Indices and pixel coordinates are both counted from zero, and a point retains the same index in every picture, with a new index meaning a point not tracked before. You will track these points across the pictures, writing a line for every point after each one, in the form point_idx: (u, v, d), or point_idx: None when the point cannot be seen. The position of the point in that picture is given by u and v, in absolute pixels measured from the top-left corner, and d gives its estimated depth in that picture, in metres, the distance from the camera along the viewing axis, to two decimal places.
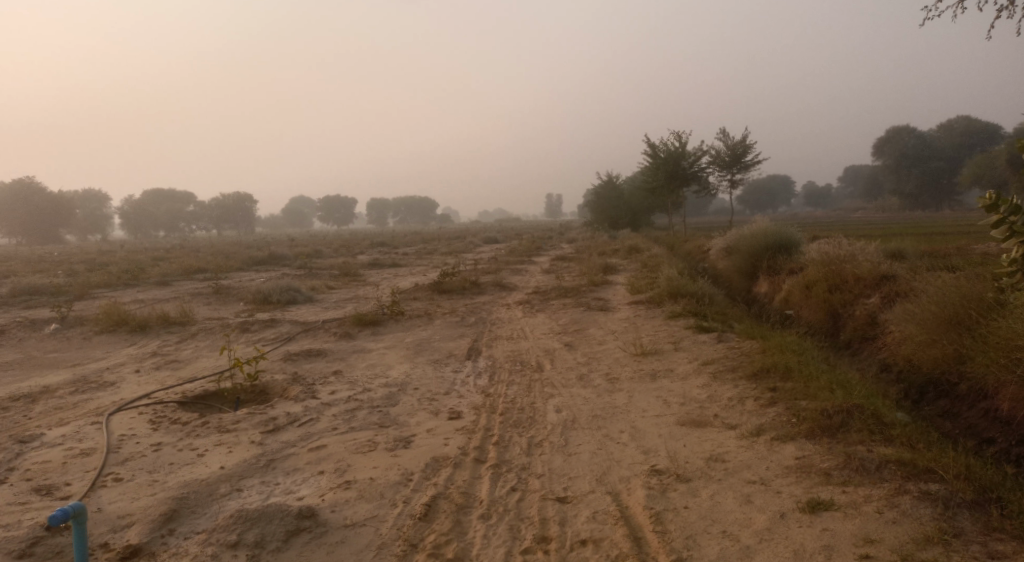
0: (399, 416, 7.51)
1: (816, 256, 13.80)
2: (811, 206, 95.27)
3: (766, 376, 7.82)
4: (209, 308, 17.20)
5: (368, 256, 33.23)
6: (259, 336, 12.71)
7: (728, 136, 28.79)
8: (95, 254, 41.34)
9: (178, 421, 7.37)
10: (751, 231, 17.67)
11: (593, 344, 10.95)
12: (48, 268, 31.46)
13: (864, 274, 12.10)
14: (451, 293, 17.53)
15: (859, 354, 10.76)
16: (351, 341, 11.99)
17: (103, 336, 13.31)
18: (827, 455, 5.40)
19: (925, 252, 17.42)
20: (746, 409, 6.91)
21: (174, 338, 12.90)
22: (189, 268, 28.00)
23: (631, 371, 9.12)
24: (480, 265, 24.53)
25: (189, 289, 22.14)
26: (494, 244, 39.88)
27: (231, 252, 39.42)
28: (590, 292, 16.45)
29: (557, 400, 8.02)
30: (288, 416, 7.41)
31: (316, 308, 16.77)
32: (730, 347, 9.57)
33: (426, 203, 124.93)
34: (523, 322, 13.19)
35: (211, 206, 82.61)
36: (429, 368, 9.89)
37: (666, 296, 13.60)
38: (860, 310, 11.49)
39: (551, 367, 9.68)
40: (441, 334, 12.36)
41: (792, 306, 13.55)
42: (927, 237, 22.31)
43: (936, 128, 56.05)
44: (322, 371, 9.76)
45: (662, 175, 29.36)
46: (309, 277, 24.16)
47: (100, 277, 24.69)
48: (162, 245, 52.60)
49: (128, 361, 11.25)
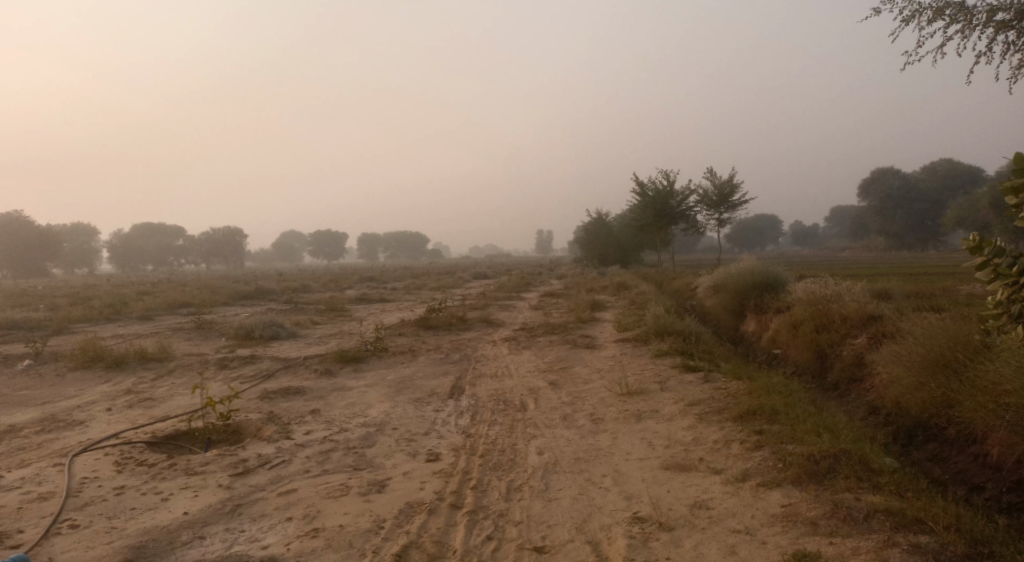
0: (375, 458, 7.26)
1: (803, 295, 13.73)
2: (798, 245, 96.02)
3: (753, 418, 7.64)
4: (190, 344, 16.91)
5: (356, 291, 33.06)
6: (238, 373, 12.44)
7: (715, 175, 29.00)
8: (79, 288, 40.93)
9: (144, 462, 7.11)
10: (739, 269, 17.64)
11: (578, 382, 10.76)
12: (29, 302, 31.07)
13: (851, 314, 12.02)
14: (436, 329, 17.33)
15: (847, 396, 10.61)
16: (332, 378, 11.74)
17: (78, 373, 12.99)
18: (814, 503, 5.20)
19: (912, 292, 17.41)
20: (732, 452, 6.72)
21: (150, 375, 12.61)
22: (173, 303, 27.69)
23: (615, 411, 8.92)
24: (467, 301, 24.38)
25: (171, 324, 21.83)
26: (483, 281, 39.74)
27: (218, 286, 39.14)
28: (577, 329, 16.29)
29: (538, 442, 7.80)
30: (260, 458, 7.17)
31: (299, 343, 16.50)
32: (716, 387, 9.40)
33: (417, 238, 125.14)
34: (508, 360, 12.98)
35: (201, 241, 82.32)
36: (410, 407, 9.66)
37: (653, 334, 13.46)
38: (847, 350, 11.38)
39: (534, 407, 9.48)
40: (424, 372, 12.14)
41: (779, 346, 13.43)
42: (913, 277, 22.36)
43: (920, 170, 56.83)
44: (300, 409, 9.51)
45: (650, 214, 29.46)
46: (294, 312, 23.91)
47: (81, 312, 24.36)
48: (150, 279, 52.27)
49: (101, 398, 10.95)
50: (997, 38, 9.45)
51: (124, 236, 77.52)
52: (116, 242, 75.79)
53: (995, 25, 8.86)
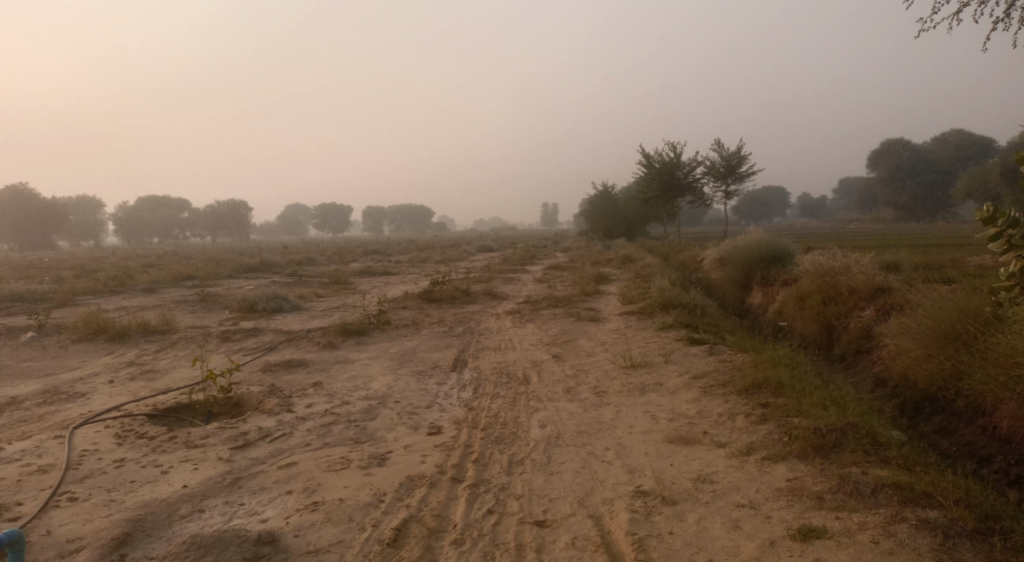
0: (376, 431, 7.21)
1: (810, 267, 13.57)
2: (805, 217, 95.42)
3: (758, 391, 7.55)
4: (193, 316, 16.89)
5: (361, 264, 32.99)
6: (240, 345, 12.40)
7: (722, 146, 28.65)
8: (84, 261, 40.99)
9: (145, 435, 7.08)
10: (745, 241, 17.46)
11: (582, 355, 10.67)
12: (34, 274, 31.10)
13: (858, 286, 11.86)
14: (440, 302, 17.24)
15: (854, 368, 10.51)
16: (334, 351, 11.69)
17: (81, 345, 12.98)
18: (820, 477, 5.10)
19: (920, 264, 17.22)
20: (736, 426, 6.63)
21: (153, 347, 12.59)
22: (178, 276, 27.67)
23: (619, 384, 8.83)
24: (472, 274, 24.29)
25: (175, 297, 21.81)
26: (488, 253, 39.61)
27: (223, 259, 39.13)
28: (581, 301, 16.19)
29: (541, 415, 7.73)
30: (260, 431, 7.12)
31: (303, 316, 16.46)
32: (721, 360, 9.30)
33: (422, 211, 124.75)
34: (512, 333, 12.90)
35: (206, 214, 82.24)
36: (412, 380, 9.60)
37: (658, 307, 13.35)
38: (854, 323, 11.25)
39: (538, 380, 9.40)
40: (427, 344, 12.08)
41: (785, 318, 13.30)
42: (921, 249, 22.14)
43: (930, 141, 56.14)
44: (302, 382, 9.45)
45: (656, 185, 29.18)
46: (298, 285, 23.87)
47: (86, 284, 24.36)
48: (156, 252, 52.29)
49: (104, 371, 10.94)
50: (1013, 3, 9.16)
51: (129, 209, 77.46)
52: (121, 214, 75.74)
53: None
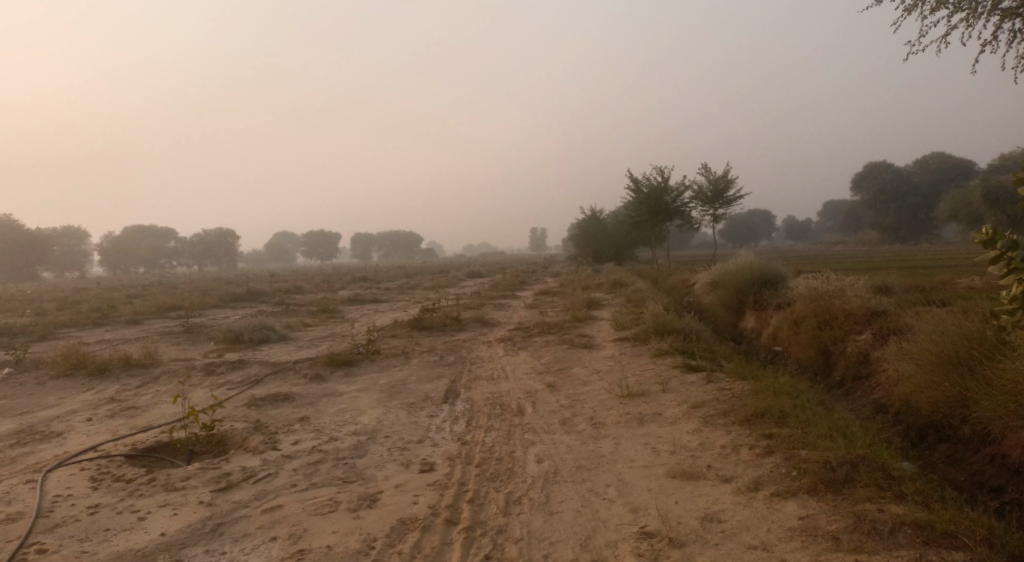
0: (366, 469, 6.90)
1: (804, 291, 13.41)
2: (792, 240, 95.96)
3: (761, 421, 7.33)
4: (177, 349, 16.48)
5: (349, 292, 32.63)
6: (225, 379, 12.03)
7: (710, 170, 28.69)
8: (68, 292, 40.34)
9: (122, 478, 6.74)
10: (737, 265, 17.31)
11: (577, 384, 10.41)
12: (15, 307, 30.49)
13: (854, 309, 11.70)
14: (430, 330, 16.92)
15: (853, 394, 10.31)
16: (321, 383, 11.35)
17: (59, 381, 12.55)
18: (834, 515, 4.94)
19: (912, 286, 17.12)
20: (740, 459, 6.40)
21: (134, 382, 12.19)
22: (162, 307, 27.16)
23: (616, 414, 8.57)
24: (462, 301, 24.01)
25: (158, 328, 21.34)
26: (477, 280, 39.31)
27: (209, 288, 38.57)
28: (573, 328, 15.94)
29: (537, 449, 7.45)
30: (244, 471, 6.79)
31: (289, 347, 16.09)
32: (720, 388, 9.07)
33: (410, 237, 124.55)
34: (504, 361, 12.62)
35: (192, 243, 81.57)
36: (403, 413, 9.30)
37: (652, 332, 13.12)
38: (851, 347, 11.07)
39: (532, 411, 9.12)
40: (417, 375, 11.77)
41: (780, 343, 13.11)
42: (910, 271, 22.11)
43: (913, 163, 56.71)
44: (288, 417, 9.12)
45: (645, 210, 29.11)
46: (285, 314, 23.47)
47: (68, 317, 23.84)
48: (140, 282, 51.58)
49: (82, 408, 10.54)
50: (1003, 25, 9.12)
51: (114, 239, 76.69)
52: (105, 244, 74.90)
53: (1001, 12, 8.55)
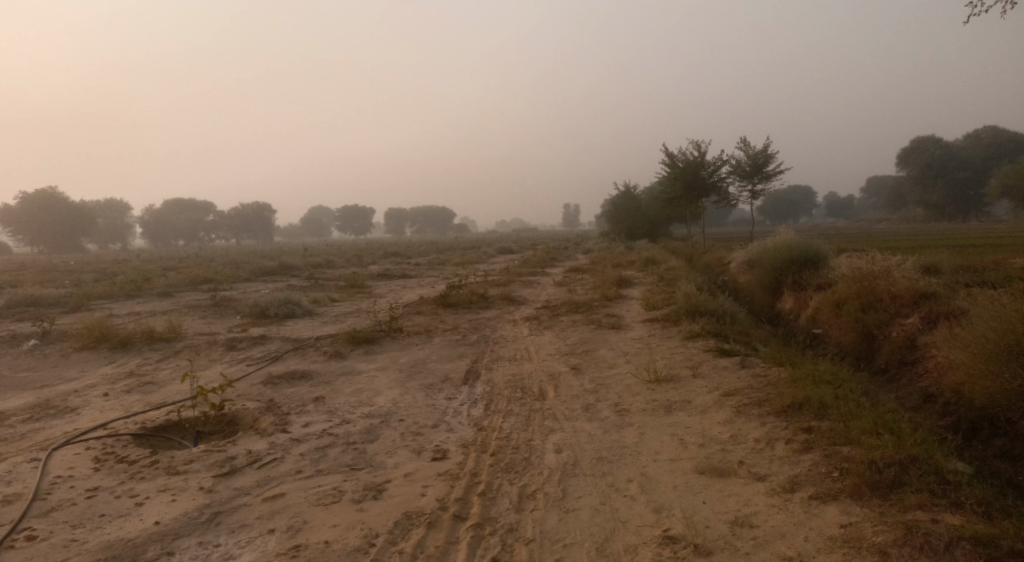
0: (375, 456, 6.56)
1: (847, 270, 12.70)
2: (832, 217, 93.54)
3: (798, 413, 6.85)
4: (203, 323, 16.39)
5: (380, 267, 32.45)
6: (245, 355, 11.83)
7: (749, 145, 27.72)
8: (108, 264, 40.91)
9: (126, 459, 6.50)
10: (775, 243, 16.58)
11: (603, 367, 9.97)
12: (57, 278, 31.01)
13: (900, 291, 11.01)
14: (456, 308, 16.59)
15: (898, 382, 9.69)
16: (341, 362, 11.08)
17: (83, 354, 12.50)
18: (881, 526, 4.53)
19: (961, 266, 16.25)
20: (775, 455, 5.94)
21: (156, 356, 12.07)
22: (195, 280, 27.29)
23: (643, 401, 8.12)
24: (491, 277, 23.62)
25: (189, 301, 21.39)
26: (508, 255, 38.93)
27: (243, 262, 38.83)
28: (602, 307, 15.45)
29: (556, 437, 7.06)
30: (249, 455, 6.50)
31: (314, 323, 15.91)
32: (755, 375, 8.55)
33: (444, 211, 124.45)
34: (528, 341, 12.22)
35: (229, 216, 82.48)
36: (420, 394, 8.97)
37: (684, 313, 12.59)
38: (897, 332, 10.44)
39: (555, 395, 8.72)
40: (439, 354, 11.43)
41: (820, 325, 12.47)
42: (959, 250, 21.11)
43: (963, 139, 54.50)
44: (302, 397, 8.85)
45: (679, 186, 28.32)
46: (314, 289, 23.36)
47: (103, 289, 24.04)
48: (181, 255, 52.38)
49: (101, 382, 10.43)
50: None
51: (155, 212, 77.94)
52: (145, 217, 76.11)
53: None
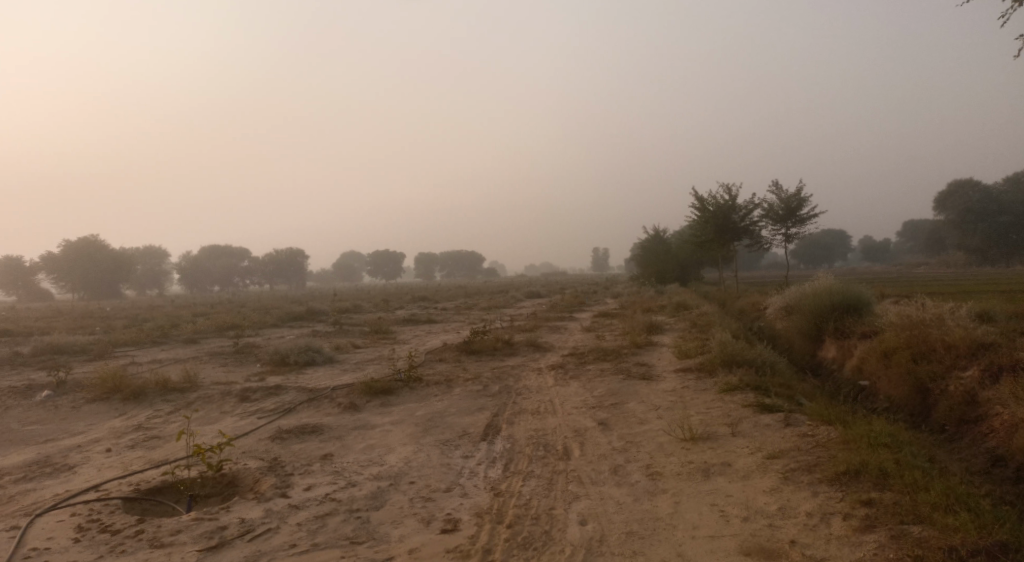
0: (380, 527, 5.95)
1: (894, 317, 11.85)
2: (868, 261, 91.43)
3: (853, 480, 6.11)
4: (221, 371, 15.97)
5: (408, 312, 32.10)
6: (256, 407, 11.30)
7: (781, 187, 26.99)
8: (139, 309, 41.12)
9: (108, 528, 5.95)
10: (814, 288, 15.75)
11: (633, 423, 9.24)
12: (89, 324, 31.19)
13: (955, 340, 10.17)
14: (480, 355, 16.00)
15: (959, 442, 8.83)
16: (354, 415, 10.47)
17: (94, 405, 12.08)
18: None
19: (1014, 313, 15.27)
20: (831, 534, 5.26)
21: (167, 408, 11.61)
22: (222, 326, 27.07)
23: (678, 462, 7.40)
24: (518, 322, 23.04)
25: (212, 348, 21.10)
26: (537, 300, 38.38)
27: (271, 307, 38.78)
28: (632, 355, 14.73)
29: (582, 505, 6.39)
30: (241, 524, 5.92)
31: (333, 371, 15.39)
32: (801, 434, 7.77)
33: (474, 256, 124.60)
34: (553, 392, 11.52)
35: (263, 262, 83.44)
36: (435, 452, 8.32)
37: (720, 364, 11.80)
38: (953, 385, 9.59)
39: (581, 454, 8.02)
40: (458, 407, 10.78)
41: (867, 376, 11.58)
42: (1007, 295, 19.99)
43: (1003, 182, 53.10)
44: (310, 454, 8.27)
45: (710, 229, 27.62)
46: (338, 335, 22.95)
47: (129, 335, 23.89)
48: (213, 301, 52.67)
49: (106, 436, 9.95)
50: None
51: (190, 257, 79.12)
52: (182, 262, 77.32)
53: None
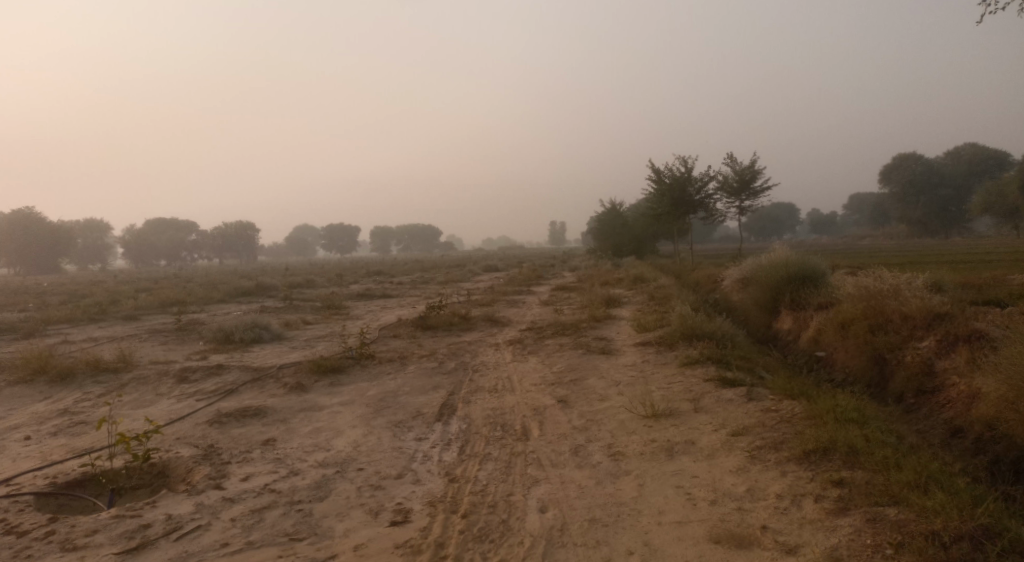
0: (323, 520, 5.50)
1: (851, 287, 11.71)
2: (815, 233, 93.57)
3: (823, 458, 5.86)
4: (161, 350, 15.12)
5: (362, 286, 31.35)
6: (196, 389, 10.62)
7: (735, 160, 26.95)
8: (79, 285, 39.27)
9: (16, 529, 5.36)
10: (770, 260, 15.64)
11: (593, 399, 8.90)
12: (21, 301, 29.56)
13: (912, 311, 10.05)
14: (435, 330, 15.52)
15: (917, 414, 8.73)
16: (301, 396, 9.90)
17: (17, 389, 11.23)
18: None
19: (962, 282, 15.43)
20: (804, 520, 5.02)
21: (98, 391, 10.84)
22: (165, 302, 25.89)
23: (641, 441, 7.08)
24: (475, 296, 22.63)
25: (153, 326, 20.09)
26: (494, 273, 37.92)
27: (219, 282, 37.42)
28: (591, 329, 14.42)
29: (541, 491, 6.01)
30: (167, 521, 5.39)
31: (281, 349, 14.72)
32: (765, 410, 7.51)
33: (430, 228, 123.21)
34: (510, 369, 11.12)
35: (211, 236, 80.98)
36: (386, 435, 7.85)
37: (680, 338, 11.55)
38: (911, 356, 9.48)
39: (540, 434, 7.65)
40: (411, 385, 10.31)
41: (823, 347, 11.46)
42: (953, 266, 20.29)
43: (944, 156, 54.55)
44: (250, 440, 7.70)
45: (666, 202, 27.47)
46: (289, 311, 22.18)
47: (65, 312, 22.66)
48: (157, 275, 50.78)
49: (28, 422, 9.19)
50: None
51: (135, 230, 76.32)
52: (126, 236, 74.53)
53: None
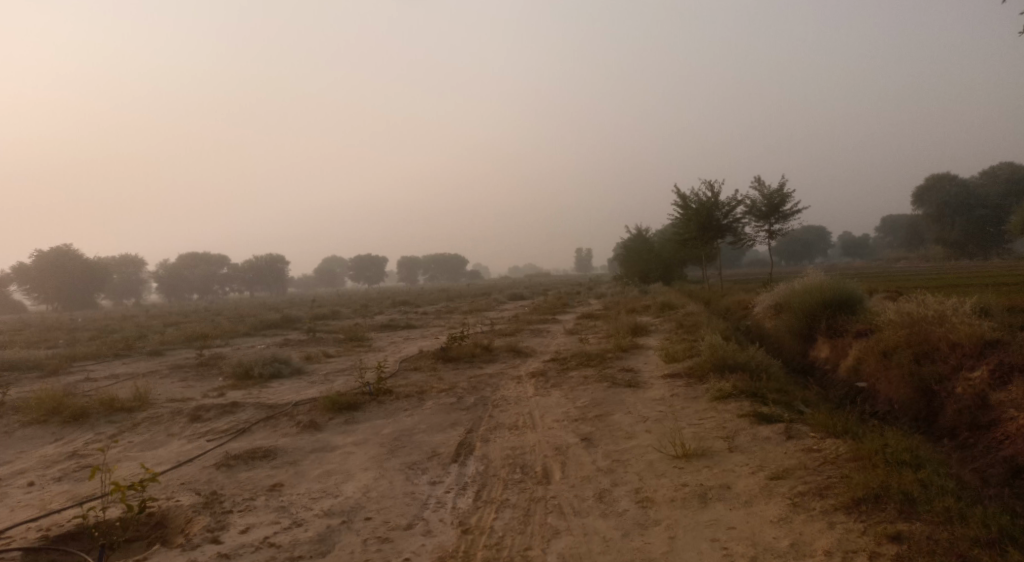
0: None
1: (891, 312, 11.05)
2: (848, 257, 91.69)
3: (876, 507, 5.27)
4: (180, 387, 14.85)
5: (387, 317, 31.08)
6: (208, 428, 10.26)
7: (764, 183, 26.32)
8: (109, 321, 39.58)
9: None
10: (803, 285, 14.99)
11: (619, 437, 8.36)
12: (52, 337, 29.79)
13: (961, 338, 9.37)
14: (457, 362, 15.09)
15: (971, 451, 8.06)
16: (314, 436, 9.48)
17: (29, 430, 10.99)
18: None
19: (1009, 306, 14.61)
20: None
21: (109, 431, 10.55)
22: (190, 337, 25.75)
23: (671, 485, 6.53)
24: (499, 325, 22.20)
25: (176, 361, 19.90)
26: (520, 302, 37.47)
27: (247, 315, 37.45)
28: (617, 359, 13.88)
29: (562, 544, 5.52)
30: None
31: (300, 384, 14.36)
32: (807, 450, 6.91)
33: (456, 257, 123.30)
34: (533, 404, 10.62)
35: (241, 269, 81.84)
36: (398, 479, 7.38)
37: (710, 369, 10.97)
38: (962, 387, 8.81)
39: (562, 476, 7.14)
40: (429, 422, 9.85)
41: (864, 378, 10.78)
42: (997, 289, 19.37)
43: (980, 175, 53.06)
44: (257, 485, 7.30)
45: (693, 227, 26.89)
46: (312, 343, 21.91)
47: (91, 348, 22.64)
48: (186, 309, 51.21)
49: (34, 466, 8.90)
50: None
51: (167, 265, 77.31)
52: (159, 271, 75.60)
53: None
